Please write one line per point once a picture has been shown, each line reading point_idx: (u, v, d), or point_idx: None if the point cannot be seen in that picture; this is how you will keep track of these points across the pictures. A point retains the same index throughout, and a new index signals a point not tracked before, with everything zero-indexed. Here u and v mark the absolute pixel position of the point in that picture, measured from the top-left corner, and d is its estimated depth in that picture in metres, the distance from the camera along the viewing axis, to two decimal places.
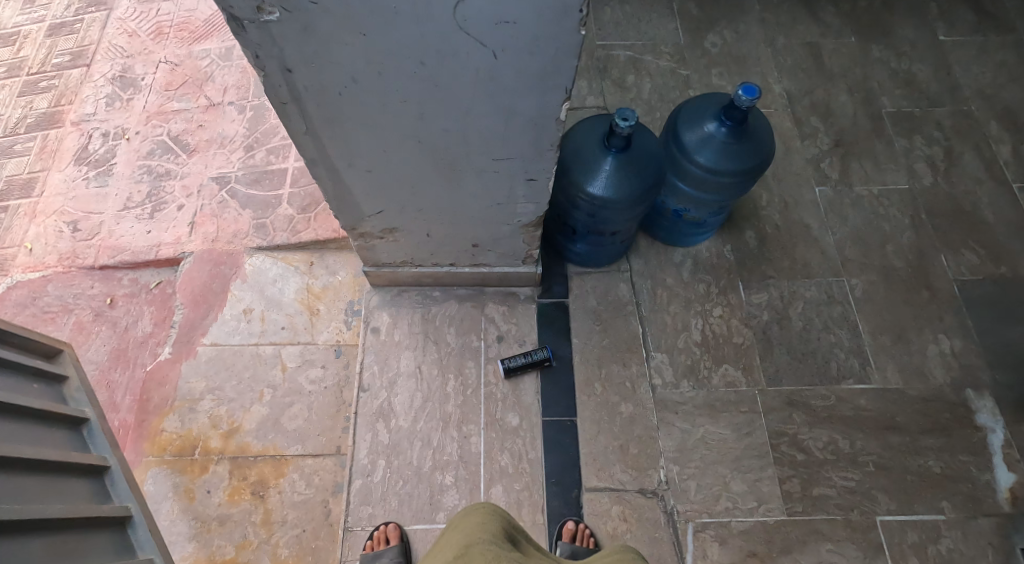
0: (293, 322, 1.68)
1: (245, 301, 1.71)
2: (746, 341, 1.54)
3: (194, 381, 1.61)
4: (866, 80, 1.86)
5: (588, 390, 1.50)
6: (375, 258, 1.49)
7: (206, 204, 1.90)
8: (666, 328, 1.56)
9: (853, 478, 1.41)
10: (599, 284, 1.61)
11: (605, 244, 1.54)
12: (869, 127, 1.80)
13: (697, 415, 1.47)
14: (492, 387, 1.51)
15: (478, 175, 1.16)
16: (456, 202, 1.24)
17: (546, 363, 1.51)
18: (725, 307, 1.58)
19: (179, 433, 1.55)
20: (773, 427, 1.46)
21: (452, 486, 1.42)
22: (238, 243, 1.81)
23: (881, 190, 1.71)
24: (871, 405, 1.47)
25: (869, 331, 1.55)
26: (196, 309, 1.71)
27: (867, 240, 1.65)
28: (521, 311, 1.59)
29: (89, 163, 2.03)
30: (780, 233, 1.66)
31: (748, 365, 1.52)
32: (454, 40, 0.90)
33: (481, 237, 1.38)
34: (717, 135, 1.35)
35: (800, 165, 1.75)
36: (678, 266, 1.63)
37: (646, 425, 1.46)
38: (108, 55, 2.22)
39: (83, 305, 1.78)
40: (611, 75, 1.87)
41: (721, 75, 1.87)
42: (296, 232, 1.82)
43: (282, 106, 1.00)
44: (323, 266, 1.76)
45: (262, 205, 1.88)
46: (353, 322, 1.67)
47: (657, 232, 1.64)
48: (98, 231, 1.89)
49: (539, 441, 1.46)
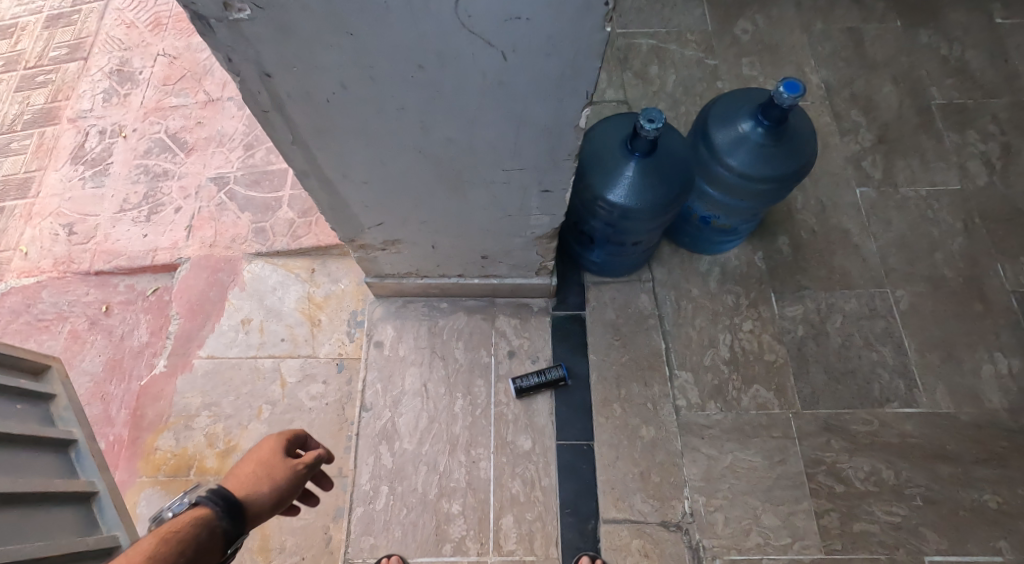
0: (293, 334, 1.59)
1: (244, 311, 1.62)
2: (779, 358, 1.42)
3: (190, 396, 1.53)
4: (912, 69, 1.70)
5: (606, 412, 1.39)
6: (378, 269, 1.39)
7: (204, 206, 1.81)
8: (689, 343, 1.45)
9: (898, 513, 1.28)
10: (618, 295, 1.50)
11: (625, 254, 1.42)
12: (916, 120, 1.64)
13: (724, 440, 1.35)
14: (503, 406, 1.41)
15: (486, 187, 1.04)
16: (462, 214, 1.12)
17: (561, 382, 1.40)
18: (755, 321, 1.46)
19: (174, 452, 1.47)
20: (809, 455, 1.33)
21: (459, 516, 1.32)
22: (236, 249, 1.72)
23: (930, 191, 1.56)
24: (918, 431, 1.34)
25: (916, 347, 1.41)
26: (192, 319, 1.63)
27: (913, 247, 1.51)
28: (534, 324, 1.48)
29: (85, 162, 1.95)
30: (815, 239, 1.53)
31: (781, 385, 1.40)
32: (456, 41, 0.78)
33: (491, 250, 1.27)
34: (753, 136, 1.20)
35: (839, 164, 1.60)
36: (703, 275, 1.51)
37: (669, 451, 1.35)
38: (106, 47, 2.14)
39: (79, 312, 1.72)
40: (632, 66, 1.73)
41: (753, 65, 1.72)
42: (296, 236, 1.72)
43: (264, 115, 0.88)
44: (325, 273, 1.66)
45: (261, 208, 1.78)
46: (356, 334, 1.57)
47: (681, 238, 1.51)
48: (94, 235, 1.82)
49: (553, 467, 1.35)
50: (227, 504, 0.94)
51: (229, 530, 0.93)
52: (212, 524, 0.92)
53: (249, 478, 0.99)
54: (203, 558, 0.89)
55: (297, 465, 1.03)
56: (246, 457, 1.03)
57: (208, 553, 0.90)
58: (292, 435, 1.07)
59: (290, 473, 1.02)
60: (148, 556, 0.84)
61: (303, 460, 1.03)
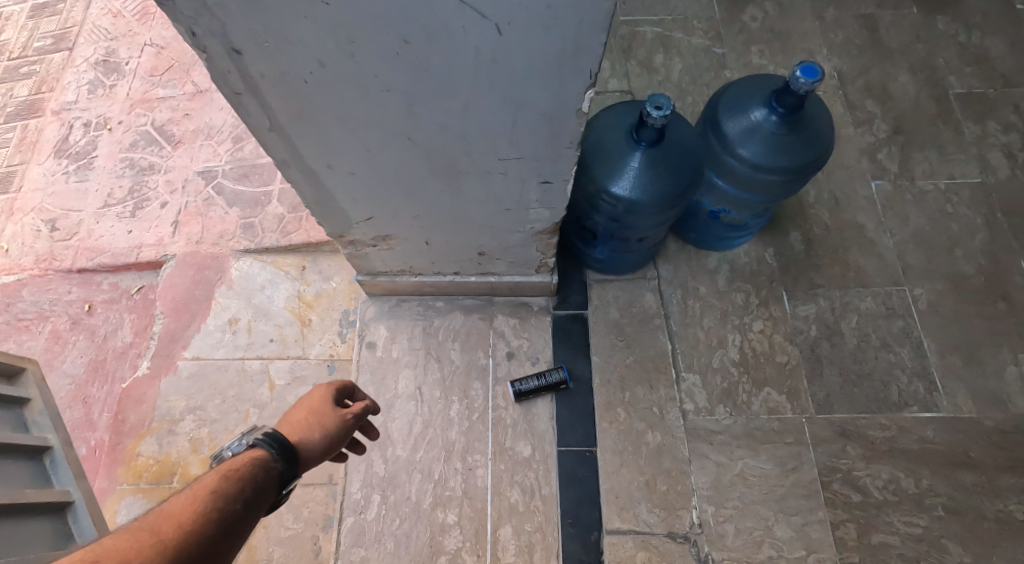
0: (282, 334, 1.52)
1: (231, 310, 1.55)
2: (792, 360, 1.35)
3: (174, 399, 1.46)
4: (930, 57, 1.63)
5: (609, 416, 1.32)
6: (369, 266, 1.32)
7: (191, 200, 1.74)
8: (697, 344, 1.38)
9: (919, 524, 1.21)
10: (622, 294, 1.43)
11: (630, 250, 1.35)
12: (933, 111, 1.57)
13: (734, 446, 1.29)
14: (501, 410, 1.34)
15: (482, 179, 0.97)
16: (457, 208, 1.05)
17: (562, 386, 1.34)
18: (766, 321, 1.39)
19: (156, 458, 1.41)
20: (824, 462, 1.26)
21: (455, 526, 1.25)
22: (223, 245, 1.65)
23: (949, 184, 1.49)
24: (939, 437, 1.27)
25: (936, 348, 1.34)
26: (177, 318, 1.56)
27: (932, 242, 1.44)
28: (534, 324, 1.41)
29: (69, 155, 1.88)
30: (829, 235, 1.46)
31: (794, 388, 1.33)
32: (445, 12, 0.71)
33: (488, 246, 1.20)
34: (767, 125, 1.13)
35: (853, 156, 1.53)
36: (712, 273, 1.44)
37: (676, 457, 1.28)
38: (92, 37, 2.07)
39: (60, 312, 1.65)
40: (636, 55, 1.66)
41: (762, 53, 1.65)
42: (286, 232, 1.65)
43: (236, 96, 0.80)
44: (315, 271, 1.59)
45: (250, 202, 1.71)
46: (348, 334, 1.50)
47: (688, 234, 1.45)
48: (77, 231, 1.75)
49: (554, 475, 1.28)
50: (282, 446, 0.87)
51: (285, 473, 0.86)
52: (269, 465, 0.85)
53: (301, 425, 0.92)
54: (263, 498, 0.82)
55: (347, 415, 0.96)
56: (294, 409, 0.97)
57: (267, 493, 0.83)
58: (342, 384, 1.00)
59: (341, 422, 0.95)
60: (213, 491, 0.77)
61: (353, 410, 0.97)
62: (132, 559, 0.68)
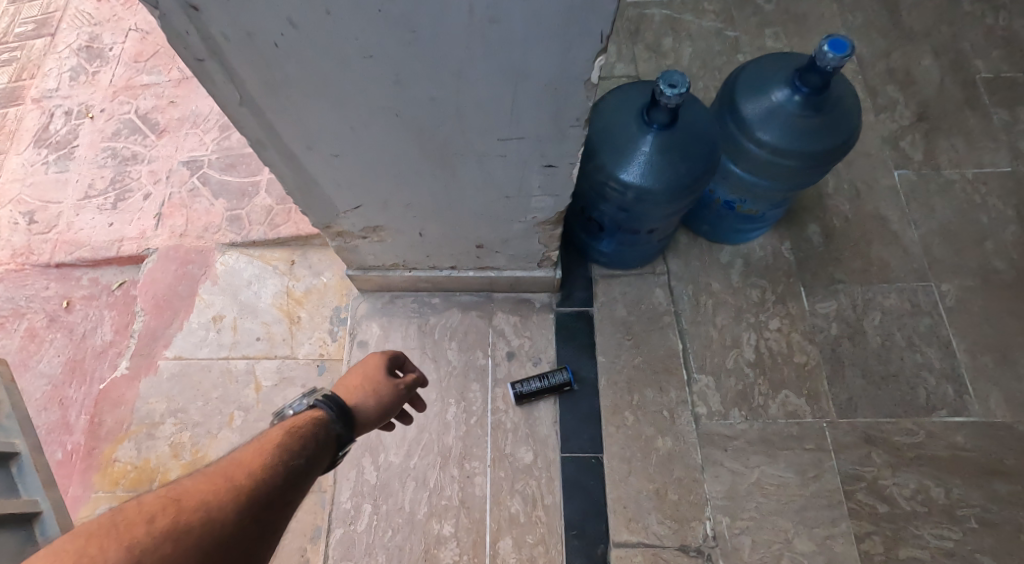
0: (269, 332, 1.43)
1: (216, 307, 1.47)
2: (811, 360, 1.27)
3: (154, 401, 1.38)
4: (955, 40, 1.54)
5: (616, 421, 1.24)
6: (360, 260, 1.23)
7: (175, 191, 1.66)
8: (710, 343, 1.29)
9: (951, 538, 1.13)
10: (630, 290, 1.34)
11: (639, 243, 1.26)
12: (959, 96, 1.48)
13: (750, 453, 1.20)
14: (501, 414, 1.25)
15: (479, 162, 0.88)
16: (452, 195, 0.96)
17: (567, 388, 1.25)
18: (783, 318, 1.30)
19: (134, 464, 1.32)
20: (847, 470, 1.18)
21: (451, 538, 1.17)
22: (208, 238, 1.57)
23: (977, 174, 1.40)
24: (970, 443, 1.19)
25: (965, 348, 1.26)
26: (158, 316, 1.48)
27: (960, 236, 1.35)
28: (536, 322, 1.33)
29: (49, 145, 1.79)
30: (849, 228, 1.37)
31: (814, 391, 1.24)
32: None
33: (486, 237, 1.11)
34: (789, 106, 1.04)
35: (874, 144, 1.44)
36: (725, 267, 1.35)
37: (688, 465, 1.20)
38: (74, 23, 1.98)
39: (37, 308, 1.56)
40: (644, 38, 1.57)
41: (777, 36, 1.56)
42: (274, 225, 1.57)
43: (199, 63, 0.71)
44: (305, 265, 1.51)
45: (237, 193, 1.63)
46: (338, 332, 1.41)
47: (700, 226, 1.36)
48: (56, 224, 1.67)
49: (557, 484, 1.20)
50: (341, 407, 0.84)
51: (344, 434, 0.83)
52: (328, 425, 0.81)
53: (355, 390, 0.89)
54: (324, 455, 0.79)
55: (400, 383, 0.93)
56: (345, 377, 0.94)
57: (328, 451, 0.79)
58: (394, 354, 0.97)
59: (395, 390, 0.92)
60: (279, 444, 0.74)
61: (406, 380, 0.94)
62: (212, 501, 0.65)
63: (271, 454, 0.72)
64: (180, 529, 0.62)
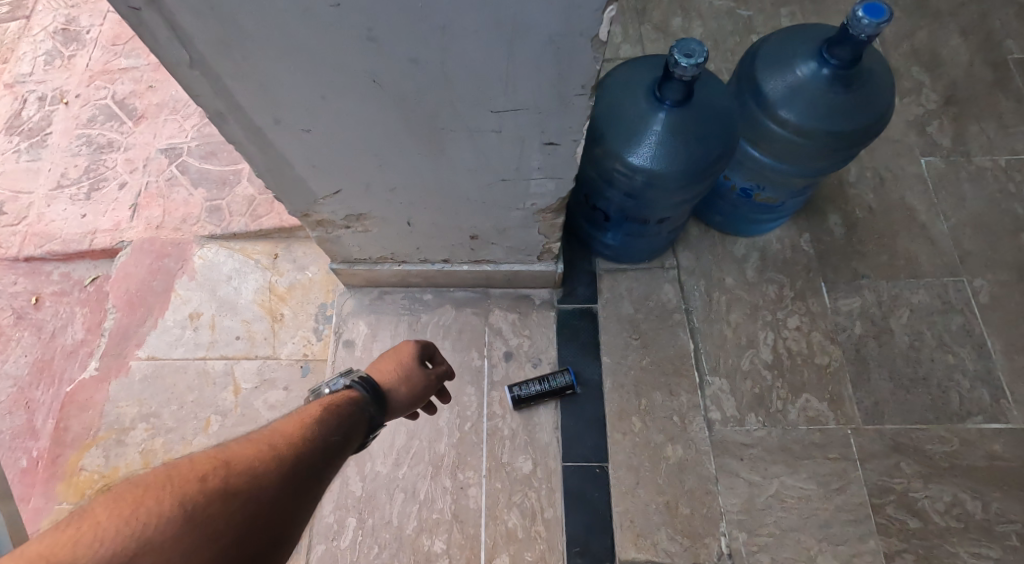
0: (249, 331, 1.33)
1: (193, 304, 1.37)
2: (833, 362, 1.17)
3: (125, 405, 1.28)
4: (984, 19, 1.44)
5: (622, 427, 1.14)
6: (344, 252, 1.13)
7: (152, 181, 1.56)
8: (724, 343, 1.19)
9: (990, 556, 1.03)
10: (637, 285, 1.25)
11: (647, 235, 1.16)
12: (990, 78, 1.38)
13: (769, 462, 1.10)
14: (497, 420, 1.16)
15: (471, 138, 0.78)
16: (442, 178, 0.86)
17: (569, 391, 1.15)
18: (803, 316, 1.21)
19: (102, 473, 1.23)
20: (875, 481, 1.08)
21: (443, 556, 1.07)
22: (186, 230, 1.47)
23: (1010, 161, 1.31)
24: (1009, 452, 1.09)
25: (1001, 348, 1.16)
26: (131, 313, 1.38)
27: (993, 227, 1.25)
28: (536, 320, 1.23)
29: (21, 132, 1.69)
30: (873, 218, 1.27)
31: (837, 395, 1.14)
32: None
33: (481, 227, 1.01)
34: (816, 81, 0.94)
35: (899, 129, 1.35)
36: (739, 261, 1.26)
37: (700, 475, 1.10)
38: (50, 5, 1.88)
39: (4, 305, 1.47)
40: (651, 18, 1.47)
41: (793, 15, 1.46)
42: (256, 216, 1.47)
43: (139, 16, 0.61)
44: (289, 259, 1.41)
45: (217, 182, 1.53)
46: (324, 331, 1.32)
47: (713, 217, 1.26)
48: (25, 215, 1.56)
49: (558, 496, 1.10)
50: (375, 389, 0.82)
51: (376, 417, 0.81)
52: (364, 406, 0.79)
53: (388, 374, 0.87)
54: (358, 437, 0.76)
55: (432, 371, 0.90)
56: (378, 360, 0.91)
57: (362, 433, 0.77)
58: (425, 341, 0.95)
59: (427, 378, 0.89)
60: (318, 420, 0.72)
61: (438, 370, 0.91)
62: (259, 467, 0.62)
63: (313, 428, 0.70)
64: (231, 490, 0.59)
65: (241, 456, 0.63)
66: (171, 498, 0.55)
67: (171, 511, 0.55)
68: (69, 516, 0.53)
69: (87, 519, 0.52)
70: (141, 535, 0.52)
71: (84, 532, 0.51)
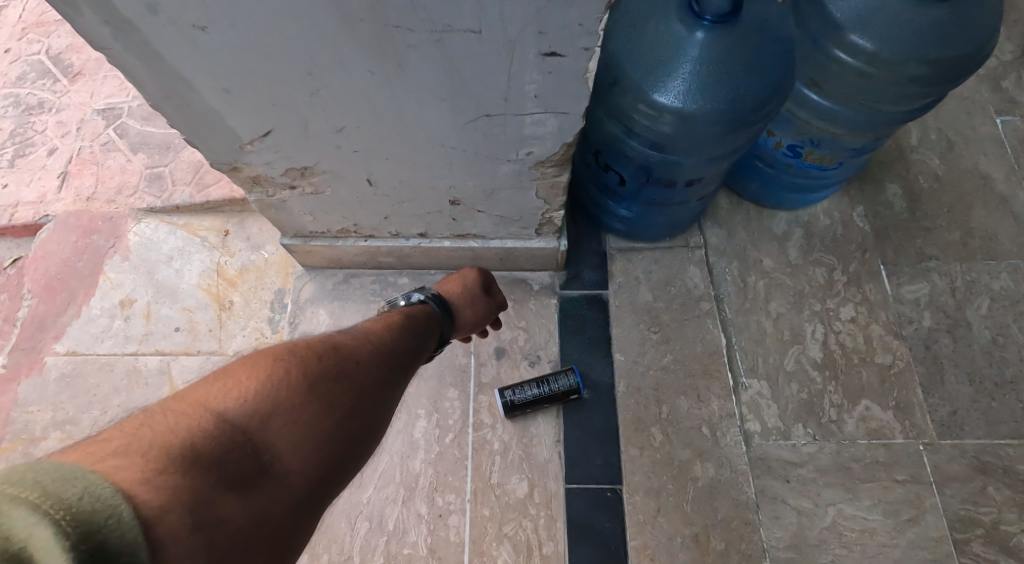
0: (191, 321, 1.11)
1: (125, 289, 1.15)
2: (899, 361, 0.95)
3: (36, 410, 1.06)
4: None
5: (640, 441, 0.92)
6: (296, 223, 0.91)
7: (85, 146, 1.33)
8: (763, 338, 0.97)
9: None
10: (655, 267, 1.03)
11: (673, 202, 0.94)
12: None
13: (824, 486, 0.89)
14: (485, 431, 0.94)
15: (435, 36, 0.56)
16: (402, 105, 0.64)
17: (573, 396, 0.93)
18: (859, 305, 0.99)
19: None
20: (957, 511, 0.87)
21: None
22: (121, 203, 1.24)
23: None
24: None
25: None
26: (50, 299, 1.15)
27: None
28: (533, 310, 1.01)
29: None
30: (940, 189, 1.06)
31: (906, 402, 0.93)
32: None
33: (463, 185, 0.79)
34: None
35: (969, 84, 1.13)
36: (780, 239, 1.04)
37: (738, 501, 0.88)
38: None
39: None
40: None
41: None
42: (203, 186, 1.24)
43: None
44: (241, 237, 1.19)
45: (160, 148, 1.30)
46: (279, 322, 1.10)
47: (749, 185, 1.04)
48: None
49: (560, 527, 0.88)
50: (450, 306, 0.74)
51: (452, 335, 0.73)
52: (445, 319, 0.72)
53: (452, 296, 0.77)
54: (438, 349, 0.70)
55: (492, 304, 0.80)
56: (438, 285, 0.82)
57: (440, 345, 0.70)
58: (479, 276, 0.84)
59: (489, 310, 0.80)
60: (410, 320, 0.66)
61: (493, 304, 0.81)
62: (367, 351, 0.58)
63: (410, 324, 0.65)
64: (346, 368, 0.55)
65: (352, 339, 0.59)
66: (297, 364, 0.51)
67: (301, 377, 0.51)
68: (210, 374, 0.50)
69: (225, 377, 0.48)
70: (268, 393, 0.48)
71: (228, 386, 0.47)
